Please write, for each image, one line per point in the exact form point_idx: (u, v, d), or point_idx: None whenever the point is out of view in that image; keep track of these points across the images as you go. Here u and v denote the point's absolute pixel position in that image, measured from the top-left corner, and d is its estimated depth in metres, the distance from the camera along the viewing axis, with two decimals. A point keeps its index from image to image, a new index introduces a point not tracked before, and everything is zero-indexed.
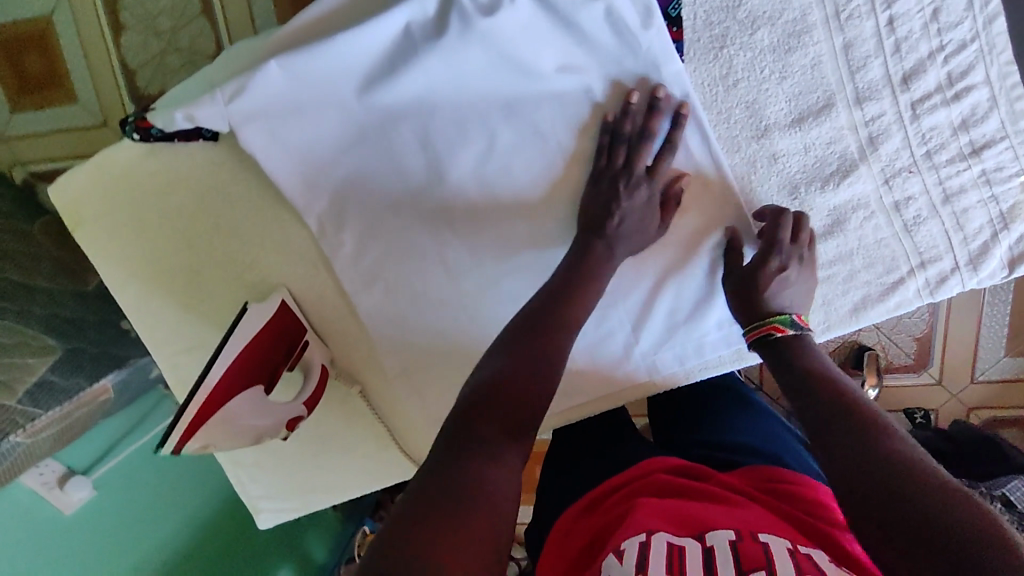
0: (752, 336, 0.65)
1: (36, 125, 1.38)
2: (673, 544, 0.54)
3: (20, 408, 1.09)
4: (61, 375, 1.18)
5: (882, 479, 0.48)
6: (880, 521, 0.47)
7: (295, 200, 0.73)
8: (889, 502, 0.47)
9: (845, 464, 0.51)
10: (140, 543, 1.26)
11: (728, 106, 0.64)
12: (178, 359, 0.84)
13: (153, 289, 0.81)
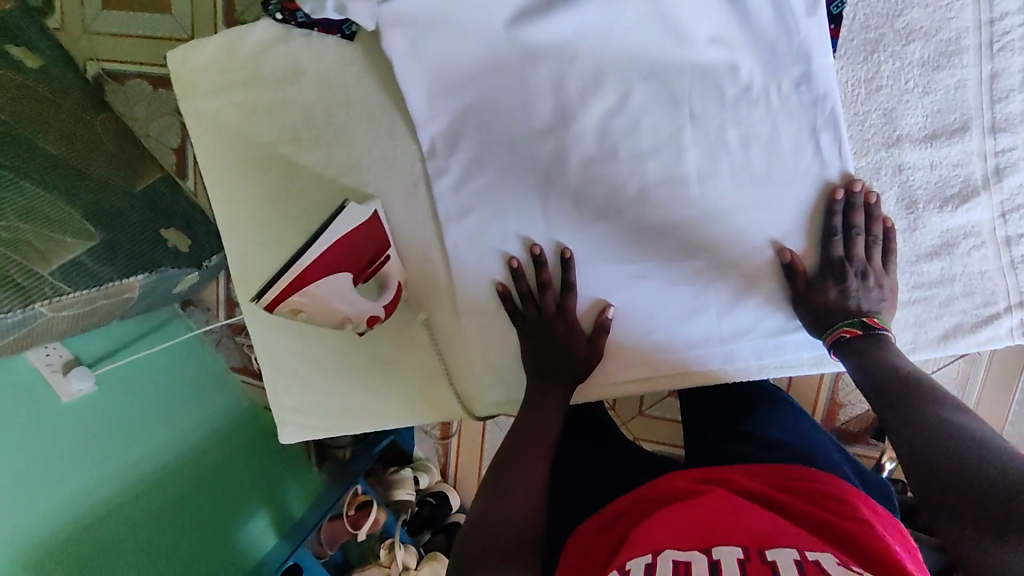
0: (831, 338, 0.67)
1: (123, 25, 1.52)
2: (678, 561, 0.51)
3: (52, 282, 1.11)
4: (94, 261, 1.22)
5: (947, 455, 0.51)
6: (952, 510, 0.49)
7: (415, 114, 0.73)
8: (959, 492, 0.49)
9: (910, 445, 0.54)
10: (136, 446, 1.25)
11: (866, 109, 0.66)
12: (248, 252, 0.82)
13: (243, 174, 0.80)
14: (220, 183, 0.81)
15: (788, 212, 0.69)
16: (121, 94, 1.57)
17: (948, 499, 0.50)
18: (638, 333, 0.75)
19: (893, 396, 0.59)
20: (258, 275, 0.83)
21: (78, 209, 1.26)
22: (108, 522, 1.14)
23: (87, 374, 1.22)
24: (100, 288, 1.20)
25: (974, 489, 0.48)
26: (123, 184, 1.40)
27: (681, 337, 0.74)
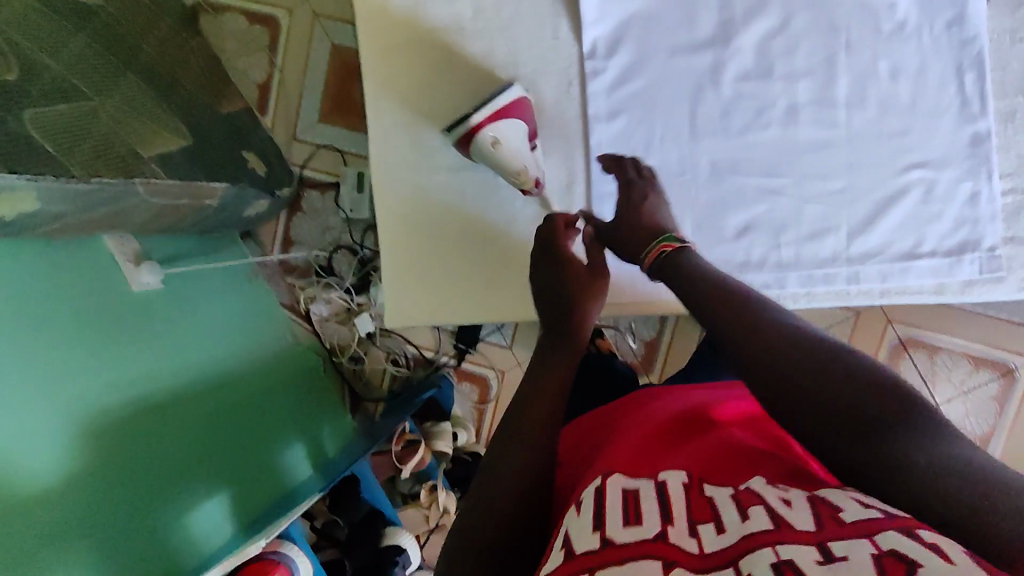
0: (650, 258, 0.73)
1: None
2: (629, 490, 0.54)
3: (152, 167, 1.12)
4: (184, 161, 1.22)
5: (796, 370, 0.56)
6: (822, 420, 0.54)
7: (586, 14, 0.78)
8: (834, 407, 0.53)
9: (761, 370, 0.58)
10: (184, 351, 1.22)
11: (1007, 58, 0.74)
12: (392, 130, 0.84)
13: (400, 52, 0.83)
14: (376, 59, 0.83)
15: (929, 141, 0.74)
16: (213, 24, 1.60)
17: (815, 415, 0.54)
18: (767, 248, 0.78)
19: (726, 315, 0.63)
20: (397, 155, 0.84)
21: (167, 110, 1.25)
22: (154, 412, 1.11)
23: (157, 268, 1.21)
24: (189, 186, 1.20)
25: (840, 405, 0.53)
26: (212, 103, 1.43)
27: (808, 255, 0.77)
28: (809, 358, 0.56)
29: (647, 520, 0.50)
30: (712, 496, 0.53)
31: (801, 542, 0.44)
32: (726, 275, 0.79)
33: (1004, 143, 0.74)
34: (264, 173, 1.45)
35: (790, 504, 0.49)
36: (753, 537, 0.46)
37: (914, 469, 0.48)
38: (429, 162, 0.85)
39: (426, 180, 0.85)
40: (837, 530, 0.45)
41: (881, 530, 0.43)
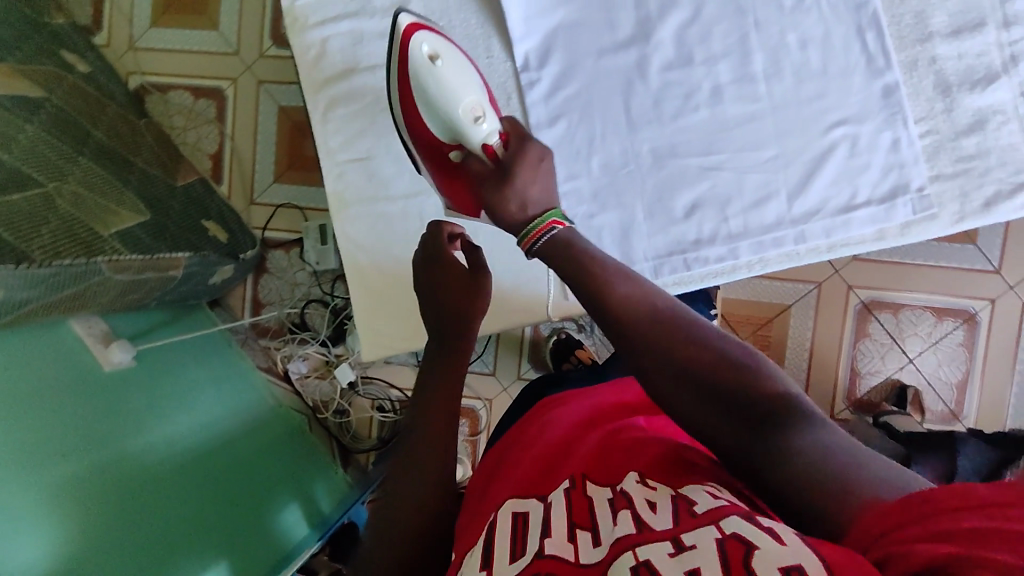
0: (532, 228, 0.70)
1: (171, 43, 1.64)
2: (518, 513, 0.56)
3: (111, 243, 1.12)
4: (146, 236, 1.23)
5: (691, 361, 0.58)
6: (712, 424, 0.56)
7: (513, 31, 0.84)
8: (715, 391, 0.57)
9: (659, 357, 0.59)
10: (165, 421, 1.20)
11: (902, 13, 0.79)
12: (345, 167, 0.87)
13: (343, 97, 0.88)
14: (323, 105, 0.88)
15: (844, 99, 0.79)
16: (161, 104, 1.64)
17: (711, 420, 0.56)
18: (716, 222, 0.82)
19: (622, 326, 0.62)
20: (354, 189, 0.87)
21: (127, 192, 1.28)
22: (150, 485, 1.08)
23: (128, 346, 1.20)
24: (154, 258, 1.20)
25: (732, 407, 0.55)
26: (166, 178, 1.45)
27: (756, 222, 0.81)
28: (699, 361, 0.58)
29: (529, 547, 0.51)
30: (594, 496, 0.55)
31: (656, 538, 0.46)
32: (682, 253, 0.82)
33: (909, 90, 0.79)
34: (225, 238, 1.46)
35: (654, 506, 0.51)
36: (626, 539, 0.47)
37: (784, 457, 0.51)
38: (384, 191, 0.87)
39: (384, 209, 0.87)
40: (692, 521, 0.46)
41: (725, 515, 0.46)
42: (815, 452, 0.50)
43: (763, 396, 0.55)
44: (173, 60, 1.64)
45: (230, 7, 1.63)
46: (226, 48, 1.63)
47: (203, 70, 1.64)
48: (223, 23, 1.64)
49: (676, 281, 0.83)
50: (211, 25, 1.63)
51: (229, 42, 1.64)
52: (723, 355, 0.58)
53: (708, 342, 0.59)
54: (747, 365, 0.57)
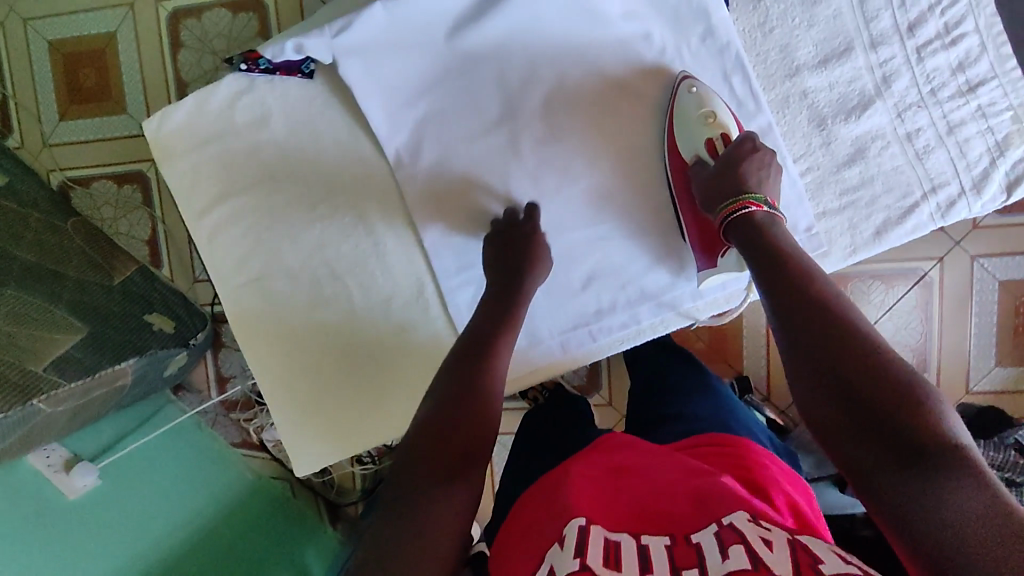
0: (726, 213, 0.71)
1: (82, 133, 1.59)
2: (610, 539, 0.52)
3: (47, 377, 1.13)
4: (82, 352, 1.23)
5: (862, 376, 0.56)
6: (856, 435, 0.54)
7: (379, 131, 0.82)
8: (873, 418, 0.54)
9: (827, 365, 0.58)
10: (144, 530, 1.23)
11: (766, 50, 0.76)
12: (242, 289, 0.87)
13: (228, 222, 0.87)
14: (208, 232, 0.86)
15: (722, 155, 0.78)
16: (87, 198, 1.62)
17: (860, 429, 0.54)
18: (614, 291, 0.83)
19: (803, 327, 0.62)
20: (252, 313, 0.87)
21: (61, 308, 1.28)
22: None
23: (89, 468, 1.22)
24: (94, 377, 1.22)
25: (887, 422, 0.53)
26: (100, 278, 1.44)
27: (653, 285, 0.84)
28: (878, 372, 0.55)
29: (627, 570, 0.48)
30: (699, 535, 0.51)
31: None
32: (586, 326, 0.84)
33: (785, 129, 0.76)
34: (172, 328, 1.47)
35: (770, 544, 0.47)
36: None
37: (929, 495, 0.48)
38: (286, 309, 0.87)
39: (288, 328, 0.88)
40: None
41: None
42: (964, 490, 0.47)
43: (926, 433, 0.51)
44: (89, 150, 1.59)
45: (132, 83, 1.55)
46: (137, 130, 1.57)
47: (121, 155, 1.60)
48: (129, 102, 1.56)
49: (586, 351, 0.85)
50: (117, 107, 1.57)
51: (140, 122, 1.58)
52: (899, 373, 0.55)
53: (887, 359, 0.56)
54: (919, 396, 0.54)
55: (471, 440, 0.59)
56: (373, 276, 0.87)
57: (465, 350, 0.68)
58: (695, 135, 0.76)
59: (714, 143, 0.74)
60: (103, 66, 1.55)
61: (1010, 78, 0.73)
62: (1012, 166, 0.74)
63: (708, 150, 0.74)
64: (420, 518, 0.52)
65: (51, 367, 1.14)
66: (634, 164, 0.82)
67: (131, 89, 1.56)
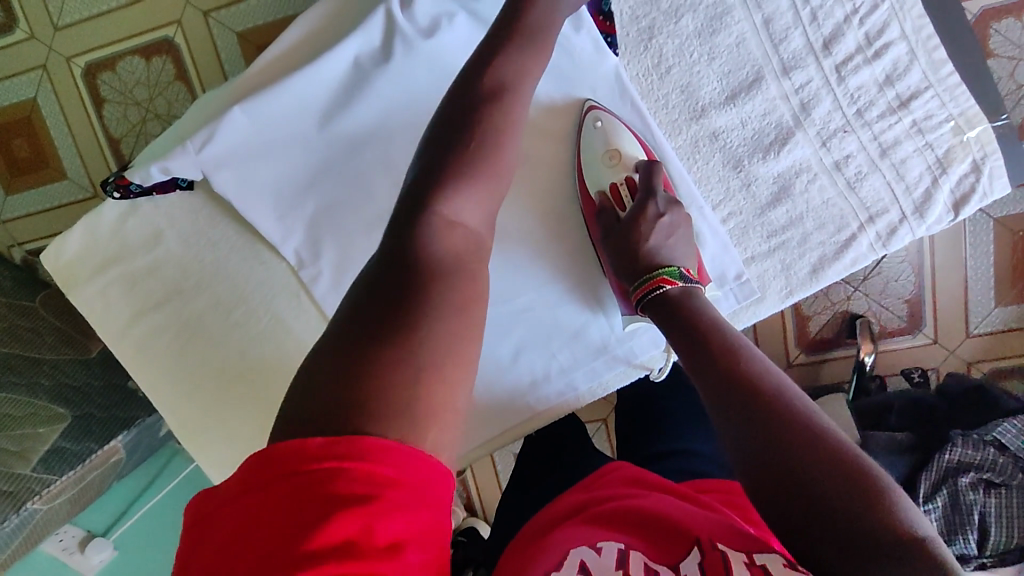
0: (639, 294, 0.63)
1: (25, 206, 1.39)
2: (649, 571, 0.46)
3: (36, 476, 1.07)
4: (73, 441, 1.13)
5: (790, 449, 0.46)
6: (792, 522, 0.44)
7: (271, 235, 0.77)
8: (807, 502, 0.43)
9: (752, 439, 0.48)
10: None
11: (665, 92, 0.69)
12: (176, 405, 0.84)
13: (147, 343, 0.83)
14: (135, 344, 0.83)
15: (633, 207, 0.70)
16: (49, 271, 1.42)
17: (802, 527, 0.43)
18: (545, 360, 0.78)
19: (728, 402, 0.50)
20: (189, 419, 0.84)
21: (42, 397, 1.12)
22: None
23: (103, 543, 1.27)
24: (86, 464, 1.14)
25: (837, 517, 0.42)
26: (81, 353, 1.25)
27: (580, 350, 0.78)
28: (821, 451, 0.45)
29: None
30: (728, 553, 0.45)
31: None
32: (523, 399, 0.78)
33: (697, 176, 0.69)
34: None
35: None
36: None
37: None
38: (222, 413, 0.84)
39: (232, 427, 0.84)
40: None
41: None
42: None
43: (869, 521, 0.41)
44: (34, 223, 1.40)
45: (65, 141, 1.36)
46: (83, 194, 1.39)
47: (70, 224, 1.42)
48: (68, 167, 1.38)
49: (525, 423, 0.79)
50: (57, 174, 1.38)
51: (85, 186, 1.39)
52: (840, 452, 0.45)
53: (827, 434, 0.46)
54: (858, 473, 0.44)
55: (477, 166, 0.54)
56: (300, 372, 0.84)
57: (449, 122, 0.56)
58: (600, 176, 0.68)
59: (619, 188, 0.67)
60: (32, 132, 1.36)
61: (947, 86, 0.65)
62: (957, 184, 0.66)
63: (613, 197, 0.67)
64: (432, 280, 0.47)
65: (38, 465, 1.07)
66: (544, 229, 0.76)
67: (67, 151, 1.37)
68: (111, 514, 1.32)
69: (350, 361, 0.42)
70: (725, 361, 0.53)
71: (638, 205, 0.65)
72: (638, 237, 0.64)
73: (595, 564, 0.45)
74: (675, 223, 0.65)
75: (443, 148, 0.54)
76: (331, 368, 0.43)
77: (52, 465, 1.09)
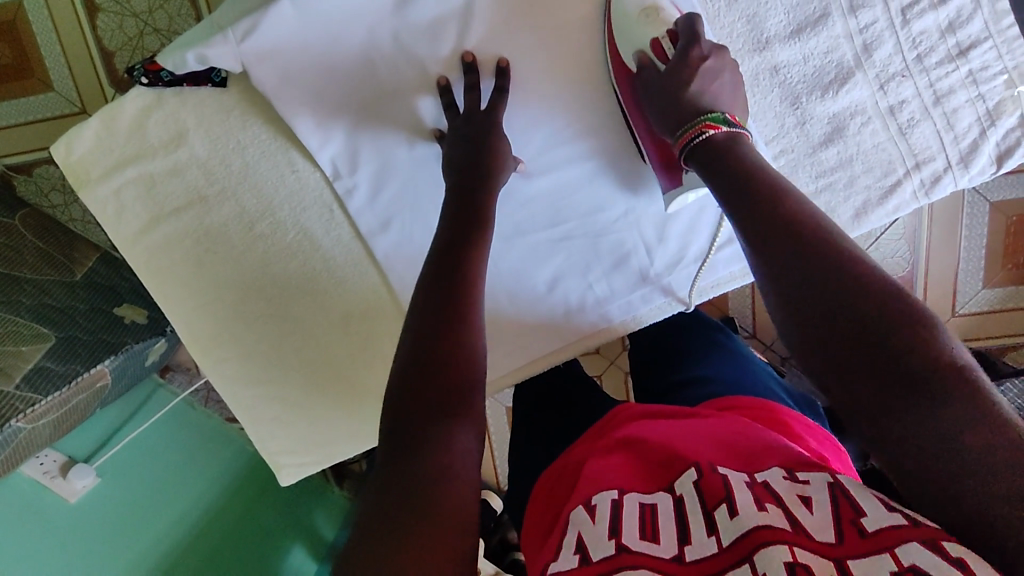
0: (684, 142, 0.62)
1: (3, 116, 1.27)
2: (645, 504, 0.49)
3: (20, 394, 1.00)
4: (57, 362, 1.06)
5: (837, 293, 0.49)
6: (842, 360, 0.48)
7: (308, 141, 0.74)
8: (855, 341, 0.47)
9: (799, 290, 0.50)
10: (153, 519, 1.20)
11: (731, 21, 0.67)
12: (194, 316, 0.81)
13: (167, 251, 0.80)
14: (145, 257, 0.80)
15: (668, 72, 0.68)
16: (31, 187, 1.31)
17: (856, 360, 0.47)
18: (581, 290, 0.79)
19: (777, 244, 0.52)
20: (206, 334, 0.82)
21: (22, 316, 1.06)
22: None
23: (85, 469, 1.17)
24: (73, 385, 1.07)
25: (889, 355, 0.46)
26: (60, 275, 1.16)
27: (618, 284, 0.79)
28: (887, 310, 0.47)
29: (665, 539, 0.45)
30: (728, 475, 0.48)
31: (818, 552, 0.41)
32: (554, 328, 0.80)
33: (756, 110, 0.68)
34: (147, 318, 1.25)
35: (809, 503, 0.44)
36: (759, 532, 0.42)
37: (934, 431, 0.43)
38: (242, 327, 0.82)
39: (253, 344, 0.82)
40: (861, 545, 0.41)
41: (905, 540, 0.40)
42: (970, 439, 0.42)
43: (916, 350, 0.45)
44: (16, 136, 1.28)
45: (49, 47, 1.25)
46: (69, 108, 1.27)
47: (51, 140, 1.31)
48: (55, 78, 1.26)
49: (552, 354, 0.81)
50: (43, 85, 1.27)
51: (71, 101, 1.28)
52: (885, 292, 0.48)
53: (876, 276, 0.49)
54: (903, 307, 0.47)
55: (456, 268, 0.60)
56: (327, 294, 0.82)
57: (444, 256, 0.61)
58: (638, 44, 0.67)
59: (660, 43, 0.66)
60: (15, 36, 1.24)
61: (1006, 38, 0.66)
62: (1004, 136, 0.68)
63: (653, 52, 0.66)
64: (421, 410, 0.51)
65: (24, 384, 1.01)
66: (588, 156, 0.76)
67: (53, 60, 1.26)
68: (92, 442, 1.26)
69: (398, 525, 0.45)
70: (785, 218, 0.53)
71: (682, 48, 0.64)
72: (680, 83, 0.63)
73: (591, 538, 0.46)
74: (719, 69, 0.63)
75: (445, 256, 0.61)
76: (376, 524, 0.45)
77: (39, 385, 1.02)
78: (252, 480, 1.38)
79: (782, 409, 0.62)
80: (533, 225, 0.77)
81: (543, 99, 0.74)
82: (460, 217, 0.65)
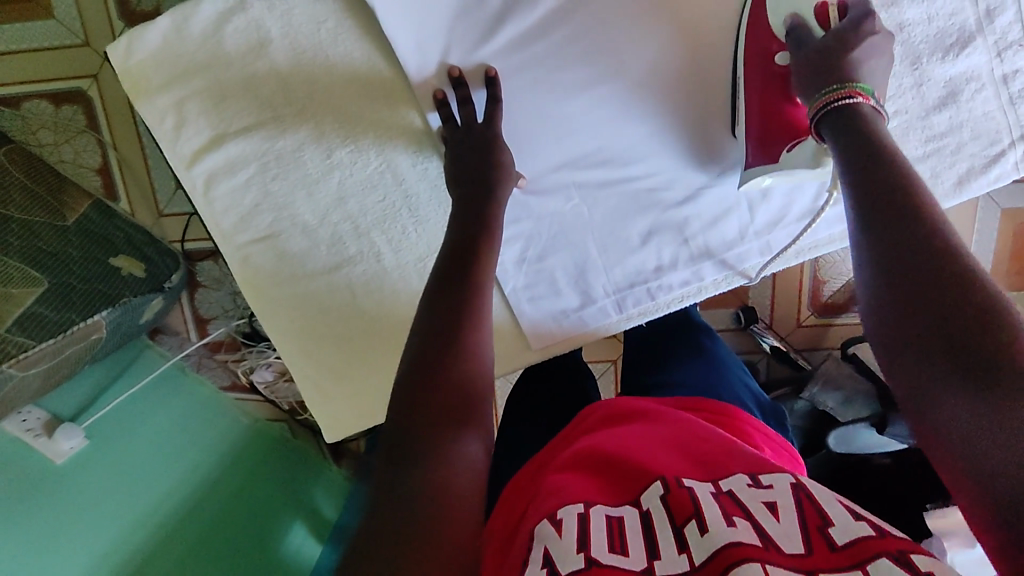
0: (831, 103, 0.57)
1: None
2: (612, 517, 0.46)
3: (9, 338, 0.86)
4: (53, 309, 0.92)
5: (933, 281, 0.45)
6: (927, 346, 0.44)
7: (408, 62, 0.70)
8: (937, 333, 0.44)
9: (895, 271, 0.47)
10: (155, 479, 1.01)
11: None
12: (253, 248, 0.74)
13: (229, 175, 0.73)
14: (203, 181, 0.72)
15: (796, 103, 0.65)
16: (18, 123, 1.14)
17: (935, 352, 0.44)
18: (676, 245, 0.78)
19: (881, 224, 0.50)
20: (266, 272, 0.75)
21: (11, 257, 0.91)
22: (166, 551, 0.94)
23: (74, 428, 0.98)
24: (68, 336, 0.92)
25: (972, 352, 0.42)
26: (54, 220, 0.99)
27: (717, 239, 0.78)
28: (977, 308, 0.43)
29: (634, 550, 0.43)
30: (693, 488, 0.47)
31: (785, 566, 0.40)
32: (643, 284, 0.78)
33: (877, 67, 0.69)
34: (145, 271, 1.08)
35: (776, 511, 0.44)
36: (731, 551, 0.40)
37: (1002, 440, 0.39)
38: (306, 264, 0.76)
39: (315, 286, 0.76)
40: (828, 556, 0.40)
41: (875, 557, 0.39)
42: None
43: (1010, 355, 0.41)
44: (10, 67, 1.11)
45: None
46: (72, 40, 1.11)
47: (46, 72, 1.12)
48: (58, 4, 1.10)
49: (643, 312, 0.80)
50: (43, 12, 1.10)
51: (76, 30, 1.11)
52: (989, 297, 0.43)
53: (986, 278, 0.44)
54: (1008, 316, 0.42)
55: (465, 279, 0.58)
56: (405, 232, 0.76)
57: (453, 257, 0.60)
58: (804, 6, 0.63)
59: (827, 11, 0.61)
60: None
61: None
62: None
63: (817, 20, 0.62)
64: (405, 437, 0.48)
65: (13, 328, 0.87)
66: (692, 105, 0.74)
67: None
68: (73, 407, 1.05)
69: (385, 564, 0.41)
70: (886, 198, 0.51)
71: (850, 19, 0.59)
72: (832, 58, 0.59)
73: (559, 552, 0.42)
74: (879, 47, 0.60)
75: (454, 264, 0.60)
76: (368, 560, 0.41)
77: (30, 330, 0.88)
78: (263, 439, 1.24)
79: (745, 420, 0.61)
80: (638, 169, 0.75)
81: (650, 42, 0.72)
82: (472, 221, 0.63)
